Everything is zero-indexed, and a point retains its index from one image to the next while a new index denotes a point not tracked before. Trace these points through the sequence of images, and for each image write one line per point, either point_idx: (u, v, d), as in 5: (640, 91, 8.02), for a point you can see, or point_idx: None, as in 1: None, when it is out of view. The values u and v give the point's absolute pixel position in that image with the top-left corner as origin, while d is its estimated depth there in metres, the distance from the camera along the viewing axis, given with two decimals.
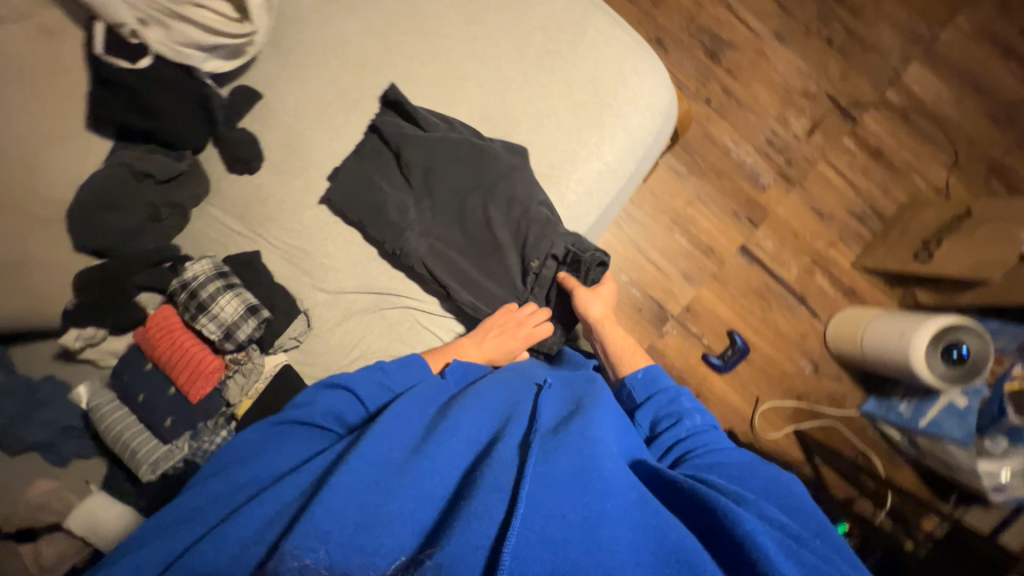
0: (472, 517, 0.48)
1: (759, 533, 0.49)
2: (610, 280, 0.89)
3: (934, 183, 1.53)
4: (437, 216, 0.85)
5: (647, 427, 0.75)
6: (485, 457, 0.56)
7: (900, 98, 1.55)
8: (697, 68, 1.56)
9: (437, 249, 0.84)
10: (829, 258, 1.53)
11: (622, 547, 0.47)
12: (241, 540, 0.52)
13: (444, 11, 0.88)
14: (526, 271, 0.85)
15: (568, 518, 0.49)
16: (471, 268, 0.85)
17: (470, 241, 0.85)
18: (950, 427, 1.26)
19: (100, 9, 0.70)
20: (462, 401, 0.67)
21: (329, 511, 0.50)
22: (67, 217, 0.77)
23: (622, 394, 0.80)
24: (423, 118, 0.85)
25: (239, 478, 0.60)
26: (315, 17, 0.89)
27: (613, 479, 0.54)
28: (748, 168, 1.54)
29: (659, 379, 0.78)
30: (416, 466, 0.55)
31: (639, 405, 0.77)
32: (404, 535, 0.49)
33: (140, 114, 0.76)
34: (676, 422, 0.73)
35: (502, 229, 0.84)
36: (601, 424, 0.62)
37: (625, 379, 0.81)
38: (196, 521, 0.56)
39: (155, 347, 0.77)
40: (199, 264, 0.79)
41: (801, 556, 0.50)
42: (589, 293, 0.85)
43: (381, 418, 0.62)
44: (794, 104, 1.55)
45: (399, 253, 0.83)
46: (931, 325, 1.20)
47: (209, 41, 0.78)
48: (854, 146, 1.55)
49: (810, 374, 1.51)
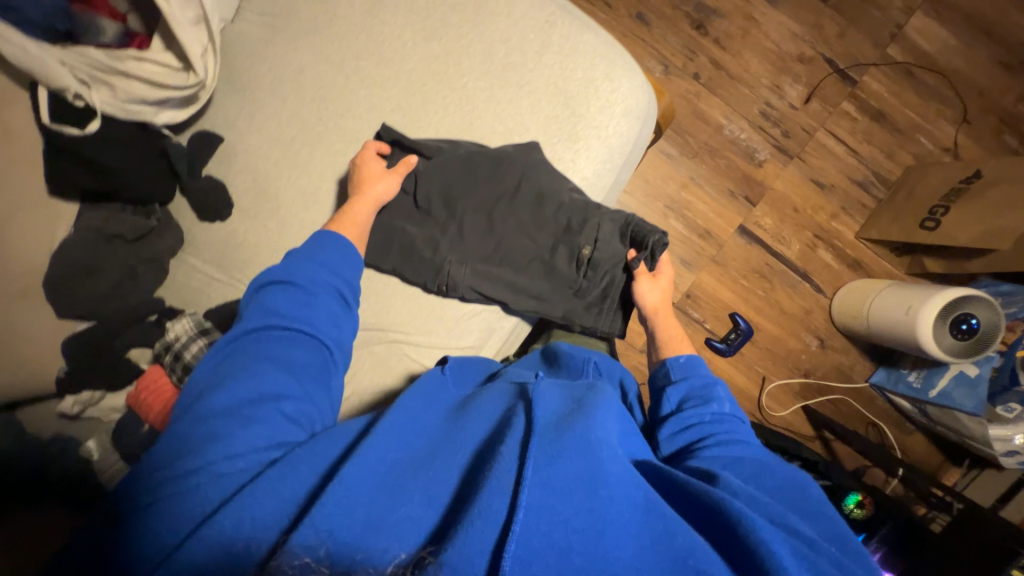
0: (478, 515, 0.47)
1: (774, 541, 0.48)
2: (668, 266, 0.86)
3: (940, 142, 1.44)
4: (466, 236, 0.83)
5: (675, 403, 0.74)
6: (490, 457, 0.54)
7: (902, 53, 1.45)
8: (684, 42, 1.47)
9: (482, 272, 0.82)
10: (832, 230, 1.47)
11: (626, 555, 0.47)
12: (254, 522, 0.49)
13: (401, 31, 0.86)
14: (577, 259, 0.83)
15: (572, 525, 0.48)
16: (518, 277, 0.83)
17: (510, 251, 0.83)
18: (960, 398, 1.22)
19: (39, 75, 0.66)
20: (470, 406, 0.66)
21: (340, 507, 0.49)
22: (45, 287, 0.75)
23: (658, 372, 0.79)
24: (425, 146, 0.82)
25: (224, 399, 0.56)
26: (274, 54, 0.87)
27: (621, 484, 0.52)
28: (742, 144, 1.47)
29: (698, 366, 0.77)
30: (423, 473, 0.54)
31: (673, 382, 0.76)
32: (405, 537, 0.49)
33: (100, 177, 0.74)
34: (702, 405, 0.71)
35: (540, 234, 0.83)
36: (605, 425, 0.58)
37: (665, 358, 0.80)
38: (205, 493, 0.51)
39: (150, 412, 0.78)
40: (180, 323, 0.81)
41: (813, 562, 0.49)
42: (649, 283, 0.84)
43: (387, 413, 0.60)
44: (788, 71, 1.46)
45: (446, 288, 0.83)
46: (937, 300, 1.17)
47: (158, 96, 0.76)
48: (854, 110, 1.46)
49: (818, 351, 1.47)
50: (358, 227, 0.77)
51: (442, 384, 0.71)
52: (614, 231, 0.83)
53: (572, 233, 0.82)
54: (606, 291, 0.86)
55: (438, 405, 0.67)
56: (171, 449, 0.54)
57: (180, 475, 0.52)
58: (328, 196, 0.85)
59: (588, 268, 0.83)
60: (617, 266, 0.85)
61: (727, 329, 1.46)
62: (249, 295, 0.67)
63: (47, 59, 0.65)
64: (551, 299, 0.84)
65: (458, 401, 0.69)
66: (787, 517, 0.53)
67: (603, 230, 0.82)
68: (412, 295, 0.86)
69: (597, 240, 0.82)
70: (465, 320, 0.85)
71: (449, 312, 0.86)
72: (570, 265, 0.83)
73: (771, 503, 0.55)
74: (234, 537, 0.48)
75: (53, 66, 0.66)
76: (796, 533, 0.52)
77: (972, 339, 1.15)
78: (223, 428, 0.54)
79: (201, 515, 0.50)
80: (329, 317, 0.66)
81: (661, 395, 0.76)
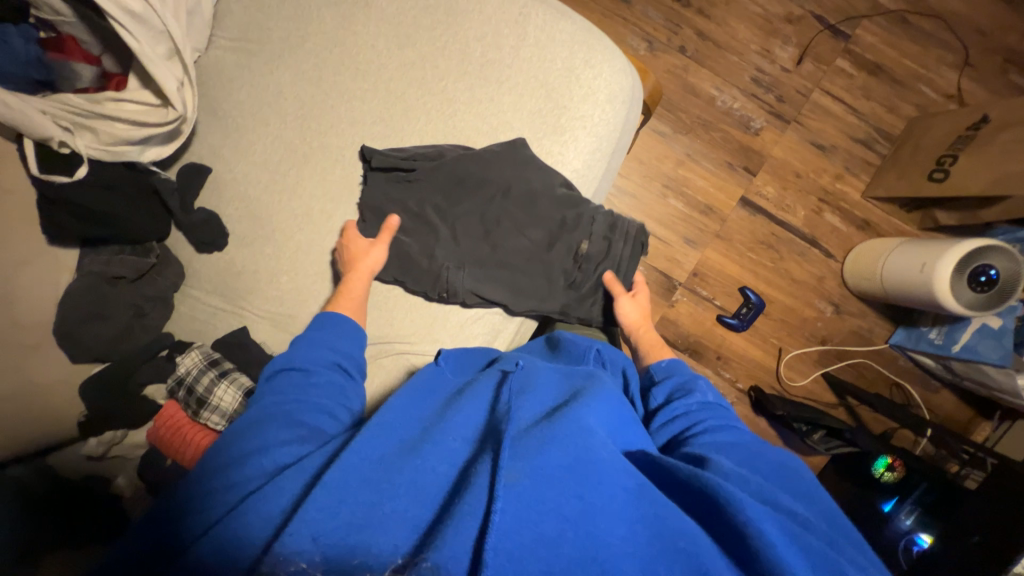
0: (466, 513, 0.45)
1: (763, 519, 0.45)
2: (644, 285, 0.89)
3: (943, 89, 1.39)
4: (462, 243, 0.83)
5: (663, 397, 0.73)
6: (479, 457, 0.53)
7: (894, 1, 1.39)
8: (665, 16, 1.43)
9: (482, 276, 0.82)
10: (838, 192, 1.43)
11: (618, 540, 0.44)
12: (242, 537, 0.48)
13: (375, 40, 0.85)
14: (575, 255, 0.84)
15: (564, 513, 0.45)
16: (520, 277, 0.83)
17: (509, 251, 0.83)
18: (986, 351, 1.18)
19: (23, 128, 0.67)
20: (464, 397, 0.65)
21: (322, 510, 0.48)
22: (56, 335, 0.77)
23: (642, 377, 0.79)
24: (413, 161, 0.81)
25: (229, 451, 0.57)
26: (253, 79, 0.87)
27: (611, 471, 0.49)
28: (737, 114, 1.43)
29: (681, 366, 0.77)
30: (408, 463, 0.53)
31: (656, 382, 0.76)
32: (398, 534, 0.47)
33: (96, 224, 0.75)
34: (688, 394, 0.70)
35: (534, 229, 0.83)
36: (594, 413, 0.57)
37: (649, 364, 0.80)
38: (205, 514, 0.52)
39: (170, 446, 0.79)
40: (189, 357, 0.82)
41: (807, 541, 0.45)
42: (629, 302, 0.85)
43: (377, 412, 0.60)
44: (777, 34, 1.42)
45: (446, 295, 0.83)
46: (953, 253, 1.13)
47: (140, 135, 0.76)
48: (849, 66, 1.41)
49: (832, 317, 1.44)
50: (354, 301, 0.77)
51: (438, 374, 0.72)
52: (608, 231, 0.85)
53: (569, 228, 0.83)
54: (598, 283, 0.87)
55: (432, 397, 0.67)
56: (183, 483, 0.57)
57: (183, 506, 0.54)
58: (321, 217, 0.85)
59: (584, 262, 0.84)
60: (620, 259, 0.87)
61: (738, 303, 1.43)
62: (260, 387, 0.65)
63: (30, 112, 0.67)
64: (549, 298, 0.84)
65: (453, 391, 0.68)
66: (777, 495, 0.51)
67: (597, 224, 0.84)
68: (413, 304, 0.86)
69: (592, 236, 0.84)
70: (469, 327, 0.85)
71: (451, 318, 0.85)
72: (565, 259, 0.84)
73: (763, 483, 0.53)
74: (225, 551, 0.48)
75: (35, 117, 0.67)
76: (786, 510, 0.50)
77: (988, 292, 1.12)
78: (225, 462, 0.56)
79: (197, 533, 0.51)
80: (334, 392, 0.66)
81: (647, 393, 0.76)
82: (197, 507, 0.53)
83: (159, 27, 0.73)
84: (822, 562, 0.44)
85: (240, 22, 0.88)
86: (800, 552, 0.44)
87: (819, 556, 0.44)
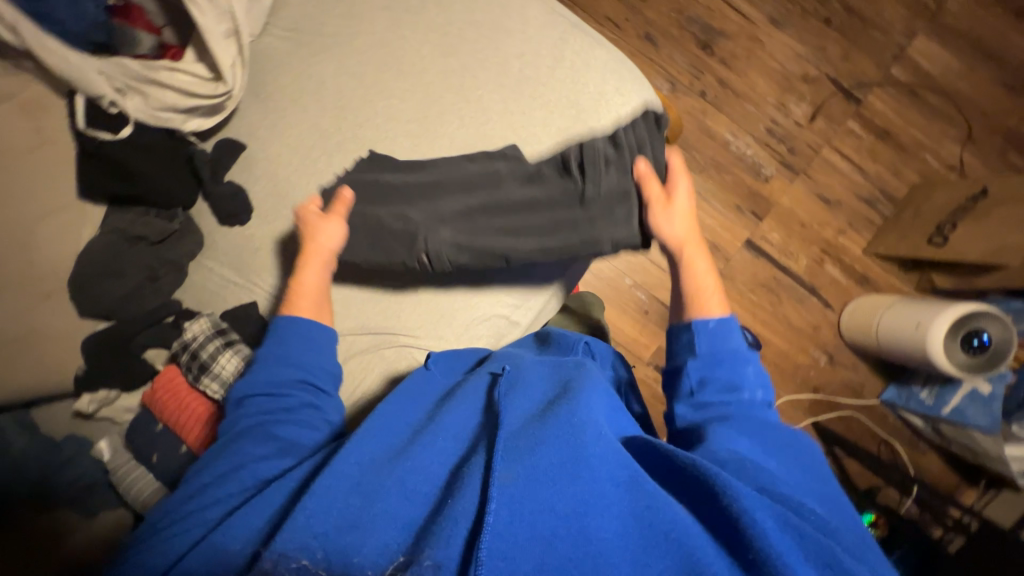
0: (460, 515, 0.46)
1: (756, 508, 0.45)
2: (692, 194, 0.79)
3: (946, 160, 1.46)
4: (442, 193, 0.79)
5: (696, 380, 0.69)
6: (470, 457, 0.54)
7: (905, 73, 1.48)
8: (690, 61, 1.51)
9: (465, 232, 0.77)
10: (840, 245, 1.47)
11: (609, 534, 0.45)
12: (228, 547, 0.53)
13: (420, 45, 0.90)
14: (567, 166, 0.79)
15: (557, 510, 0.45)
16: (509, 214, 0.78)
17: (495, 196, 0.79)
18: (975, 416, 1.20)
19: (78, 84, 0.71)
20: (454, 397, 0.65)
21: (311, 518, 0.48)
22: (70, 287, 0.79)
23: (681, 340, 0.74)
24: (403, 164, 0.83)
25: (217, 469, 0.62)
26: (298, 68, 0.91)
27: (604, 465, 0.49)
28: (749, 160, 1.49)
29: (726, 338, 0.71)
30: (399, 466, 0.53)
31: (700, 356, 0.70)
32: (388, 532, 0.48)
33: (123, 181, 0.78)
34: (730, 391, 0.67)
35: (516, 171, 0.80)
36: (590, 405, 0.57)
37: (693, 321, 0.73)
38: (193, 527, 0.57)
39: (164, 411, 0.82)
40: (197, 324, 0.83)
41: (800, 526, 0.46)
42: (671, 213, 0.77)
43: (367, 421, 0.61)
44: (794, 91, 1.49)
45: (427, 255, 0.77)
46: (950, 313, 1.16)
47: (186, 104, 0.81)
48: (859, 128, 1.49)
49: (826, 366, 1.45)
50: (310, 298, 0.76)
51: (429, 378, 0.72)
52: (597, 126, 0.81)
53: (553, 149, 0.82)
54: (621, 172, 0.77)
55: (425, 399, 0.68)
56: (175, 498, 0.61)
57: (168, 524, 0.59)
58: None
59: (580, 164, 0.78)
60: (637, 139, 0.79)
61: None
62: (229, 415, 0.68)
63: (86, 69, 0.71)
64: (569, 227, 0.77)
65: (447, 392, 0.69)
66: (775, 485, 0.53)
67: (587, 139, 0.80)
68: (419, 299, 0.89)
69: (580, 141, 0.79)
70: (473, 326, 0.89)
71: (459, 317, 0.89)
72: (565, 177, 0.79)
73: (758, 472, 0.54)
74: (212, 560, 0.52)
75: (91, 75, 0.72)
76: (777, 496, 0.51)
77: (985, 355, 1.16)
78: (213, 480, 0.61)
79: (186, 544, 0.56)
80: (302, 411, 0.68)
81: (678, 373, 0.72)
82: (188, 516, 0.59)
83: (225, 7, 0.78)
84: (819, 552, 0.44)
85: (294, 14, 0.92)
86: (793, 543, 0.45)
87: (814, 545, 0.45)
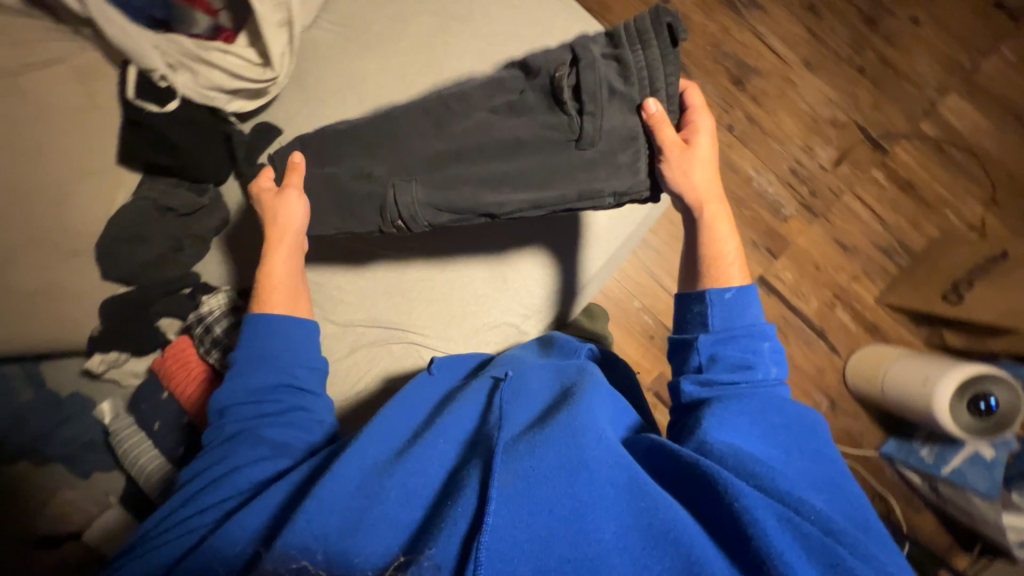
0: (459, 514, 0.47)
1: (758, 508, 0.47)
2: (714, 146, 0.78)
3: (967, 219, 1.46)
4: (420, 137, 0.79)
5: (706, 356, 0.67)
6: (469, 460, 0.55)
7: (934, 129, 1.48)
8: (720, 95, 1.53)
9: (445, 184, 0.76)
10: (852, 292, 1.46)
11: (609, 536, 0.45)
12: (227, 546, 0.53)
13: (462, 53, 0.92)
14: (559, 99, 0.75)
15: (556, 511, 0.46)
16: (496, 159, 0.77)
17: (480, 137, 0.77)
18: (975, 479, 1.19)
19: (134, 56, 0.76)
20: (456, 399, 0.65)
21: (311, 521, 0.49)
22: (96, 249, 0.81)
23: (694, 309, 0.71)
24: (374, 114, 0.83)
25: (216, 471, 0.62)
26: (342, 61, 0.93)
27: (602, 469, 0.49)
28: (770, 198, 1.50)
29: (743, 314, 0.69)
30: (399, 467, 0.54)
31: (713, 331, 0.68)
32: (388, 536, 0.49)
33: (165, 153, 0.83)
34: (742, 371, 0.65)
35: (499, 109, 0.78)
36: (593, 409, 0.57)
37: (708, 293, 0.71)
38: (191, 531, 0.57)
39: (171, 379, 0.85)
40: (214, 299, 0.86)
41: (798, 524, 0.47)
42: (692, 161, 0.75)
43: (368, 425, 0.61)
44: (821, 134, 1.50)
45: (401, 221, 0.78)
46: (956, 373, 1.16)
47: (231, 85, 0.84)
48: (882, 178, 1.49)
49: (827, 412, 1.43)
50: (284, 294, 0.75)
51: (433, 384, 0.72)
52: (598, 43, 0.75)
53: (542, 74, 0.76)
54: (623, 112, 0.75)
55: (428, 403, 0.68)
56: (176, 502, 0.62)
57: (167, 527, 0.59)
58: None
59: (574, 98, 0.74)
60: (643, 64, 0.74)
61: None
62: (213, 421, 0.68)
63: (142, 42, 0.76)
64: (561, 171, 0.75)
65: (449, 395, 0.69)
66: (773, 481, 0.51)
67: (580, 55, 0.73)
68: (431, 299, 0.90)
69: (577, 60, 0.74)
70: (481, 331, 0.90)
71: (468, 321, 0.90)
72: (557, 112, 0.76)
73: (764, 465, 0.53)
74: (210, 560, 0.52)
75: (146, 49, 0.76)
76: (770, 489, 0.50)
77: (989, 421, 1.17)
78: (214, 483, 0.61)
79: (185, 546, 0.56)
80: (290, 411, 0.67)
81: (687, 345, 0.70)
82: (188, 517, 0.59)
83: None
84: (820, 550, 0.46)
85: (343, 9, 0.95)
86: (790, 540, 0.46)
87: (817, 544, 0.46)
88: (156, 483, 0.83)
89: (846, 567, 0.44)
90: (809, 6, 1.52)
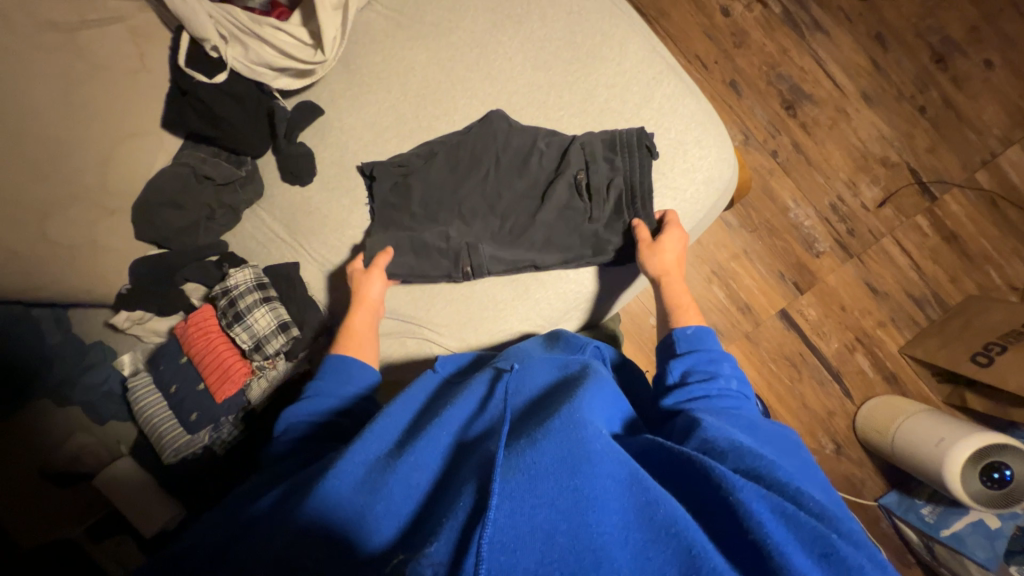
0: (459, 508, 0.47)
1: (752, 500, 0.46)
2: (677, 228, 0.81)
3: (1010, 280, 1.39)
4: (452, 195, 0.89)
5: (678, 375, 0.69)
6: (471, 452, 0.55)
7: (990, 181, 1.41)
8: (769, 118, 1.47)
9: (485, 248, 0.86)
10: (876, 338, 1.42)
11: (611, 530, 0.45)
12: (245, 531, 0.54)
13: (513, 52, 0.91)
14: (577, 188, 0.87)
15: (557, 505, 0.45)
16: (517, 233, 0.87)
17: (505, 215, 0.88)
18: (973, 546, 1.16)
19: (189, 23, 0.77)
20: (456, 396, 0.65)
21: (325, 505, 0.51)
22: (134, 209, 0.87)
23: (664, 342, 0.74)
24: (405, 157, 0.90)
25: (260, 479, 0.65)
26: (391, 47, 0.92)
27: (605, 461, 0.49)
28: (804, 231, 1.45)
29: (706, 338, 0.72)
30: (401, 462, 0.55)
31: (678, 355, 0.71)
32: (382, 527, 0.50)
33: (209, 123, 0.85)
34: (710, 379, 0.67)
35: (525, 189, 0.88)
36: (592, 404, 0.57)
37: (672, 329, 0.75)
38: (219, 522, 0.58)
39: (191, 344, 0.87)
40: (242, 273, 0.87)
41: (795, 517, 0.45)
42: (654, 246, 0.80)
43: (372, 422, 0.61)
44: (868, 171, 1.44)
45: (470, 269, 0.86)
46: (971, 442, 1.13)
47: (280, 64, 0.86)
48: (926, 225, 1.42)
49: (830, 455, 1.40)
50: (358, 337, 0.81)
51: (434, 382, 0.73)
52: (601, 150, 0.86)
53: (564, 166, 0.87)
54: (619, 208, 0.86)
55: (432, 397, 0.70)
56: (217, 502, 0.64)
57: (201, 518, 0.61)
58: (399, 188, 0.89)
59: (586, 191, 0.86)
60: (641, 170, 0.84)
61: None
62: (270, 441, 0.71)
63: (198, 10, 0.77)
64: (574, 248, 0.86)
65: (452, 389, 0.70)
66: (772, 472, 0.50)
67: (594, 160, 0.86)
68: (451, 297, 0.90)
69: (588, 164, 0.86)
70: (493, 337, 0.89)
71: (486, 326, 0.90)
72: (575, 199, 0.87)
73: (766, 458, 0.52)
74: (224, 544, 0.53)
75: (200, 19, 0.77)
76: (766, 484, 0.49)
77: (999, 491, 1.10)
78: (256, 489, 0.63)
79: (210, 530, 0.57)
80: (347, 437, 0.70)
81: (661, 371, 0.72)
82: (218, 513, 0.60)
83: None
84: (815, 539, 0.44)
85: None
86: (783, 530, 0.45)
87: (809, 533, 0.44)
88: (170, 447, 0.86)
89: (841, 558, 0.42)
90: (877, 36, 1.45)
